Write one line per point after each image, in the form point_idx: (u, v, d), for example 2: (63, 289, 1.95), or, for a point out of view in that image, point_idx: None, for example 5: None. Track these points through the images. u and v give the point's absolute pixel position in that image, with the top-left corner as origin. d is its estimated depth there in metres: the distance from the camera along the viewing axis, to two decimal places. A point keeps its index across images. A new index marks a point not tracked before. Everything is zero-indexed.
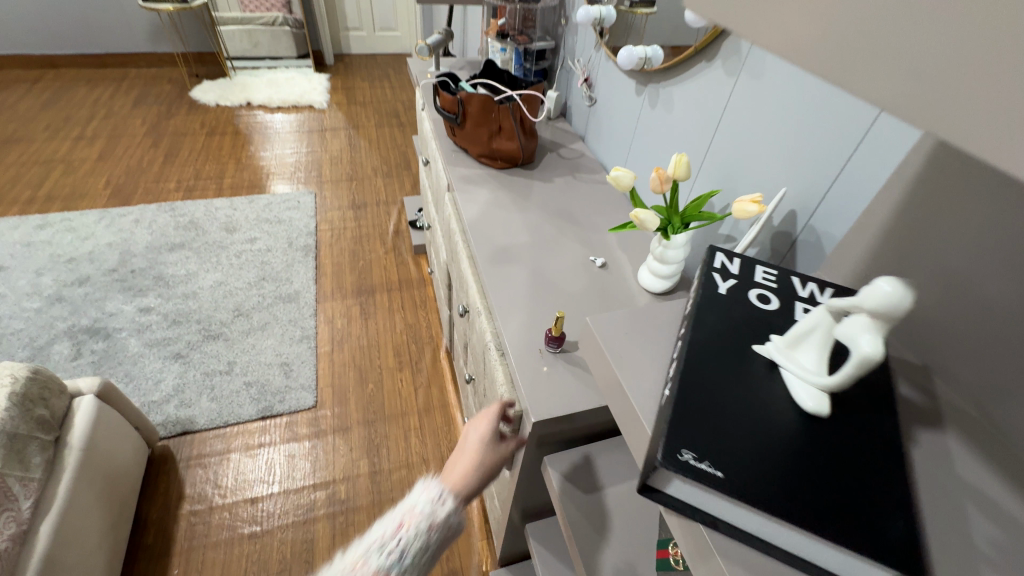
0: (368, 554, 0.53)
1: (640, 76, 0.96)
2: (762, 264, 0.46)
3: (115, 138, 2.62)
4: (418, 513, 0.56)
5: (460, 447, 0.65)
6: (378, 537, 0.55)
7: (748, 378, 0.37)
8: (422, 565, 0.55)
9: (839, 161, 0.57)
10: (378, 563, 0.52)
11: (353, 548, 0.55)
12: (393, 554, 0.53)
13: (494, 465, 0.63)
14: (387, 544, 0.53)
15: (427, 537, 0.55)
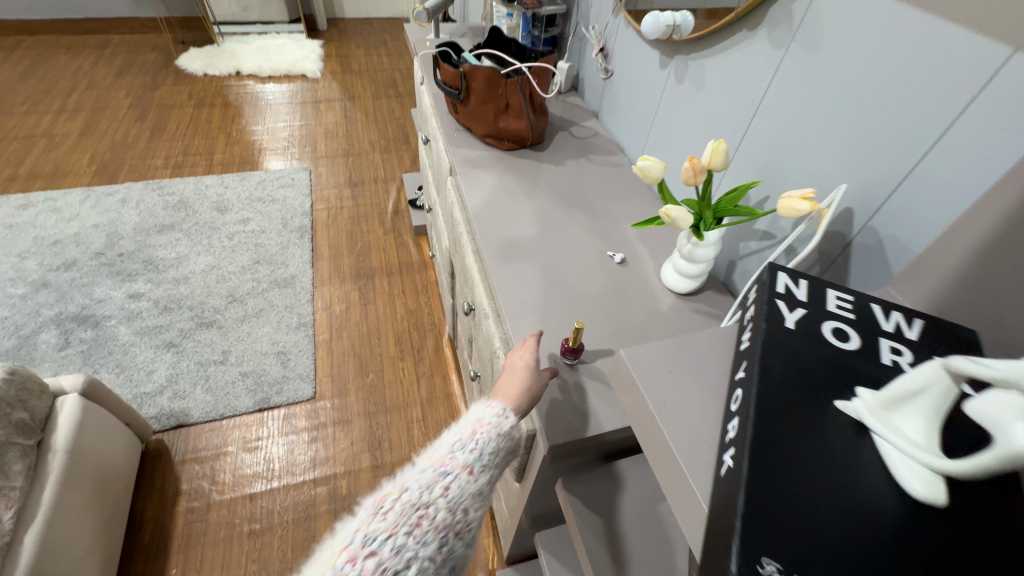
0: (452, 451, 0.53)
1: (666, 47, 0.86)
2: (833, 287, 0.38)
3: (98, 111, 2.49)
4: (490, 416, 0.57)
5: (505, 372, 0.64)
6: (456, 437, 0.55)
7: (833, 446, 0.30)
8: (499, 464, 0.56)
9: (915, 154, 0.49)
10: (465, 456, 0.52)
11: (430, 453, 0.55)
12: (476, 449, 0.53)
13: (542, 389, 0.62)
14: (468, 441, 0.54)
15: (503, 436, 0.56)
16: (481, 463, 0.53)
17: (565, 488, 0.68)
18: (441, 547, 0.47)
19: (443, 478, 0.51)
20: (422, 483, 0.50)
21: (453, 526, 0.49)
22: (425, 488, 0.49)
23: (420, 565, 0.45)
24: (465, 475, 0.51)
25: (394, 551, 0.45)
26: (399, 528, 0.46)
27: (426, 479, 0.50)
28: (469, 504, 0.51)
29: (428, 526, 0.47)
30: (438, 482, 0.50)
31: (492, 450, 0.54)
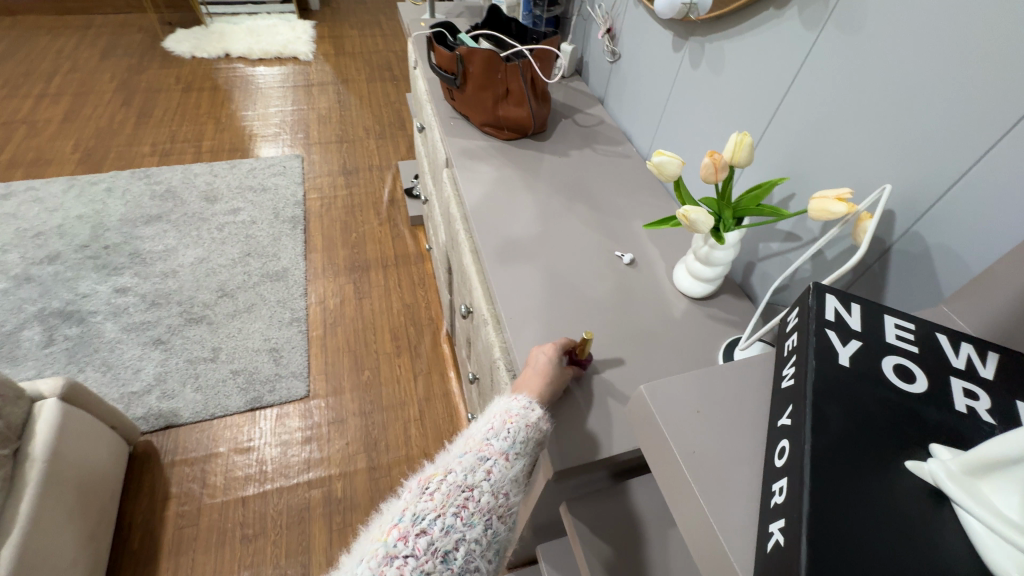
0: (491, 434, 0.51)
1: (680, 27, 0.79)
2: (891, 313, 0.33)
3: (81, 96, 2.40)
4: (525, 400, 0.54)
5: (526, 367, 0.59)
6: (492, 422, 0.53)
7: (907, 519, 0.25)
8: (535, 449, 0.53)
9: (975, 150, 0.43)
10: (506, 439, 0.50)
11: (467, 436, 0.53)
12: (517, 432, 0.51)
13: (564, 383, 0.59)
14: (507, 424, 0.51)
15: (534, 427, 0.52)
16: (522, 448, 0.51)
17: (571, 511, 0.64)
18: (488, 531, 0.45)
19: (484, 462, 0.48)
20: (466, 464, 0.48)
21: (496, 509, 0.47)
22: (469, 470, 0.47)
23: (468, 547, 0.43)
24: (504, 460, 0.49)
25: (443, 532, 0.43)
26: (447, 509, 0.44)
27: (468, 461, 0.48)
28: (510, 488, 0.48)
29: (475, 508, 0.45)
30: (481, 464, 0.48)
31: (533, 433, 0.52)
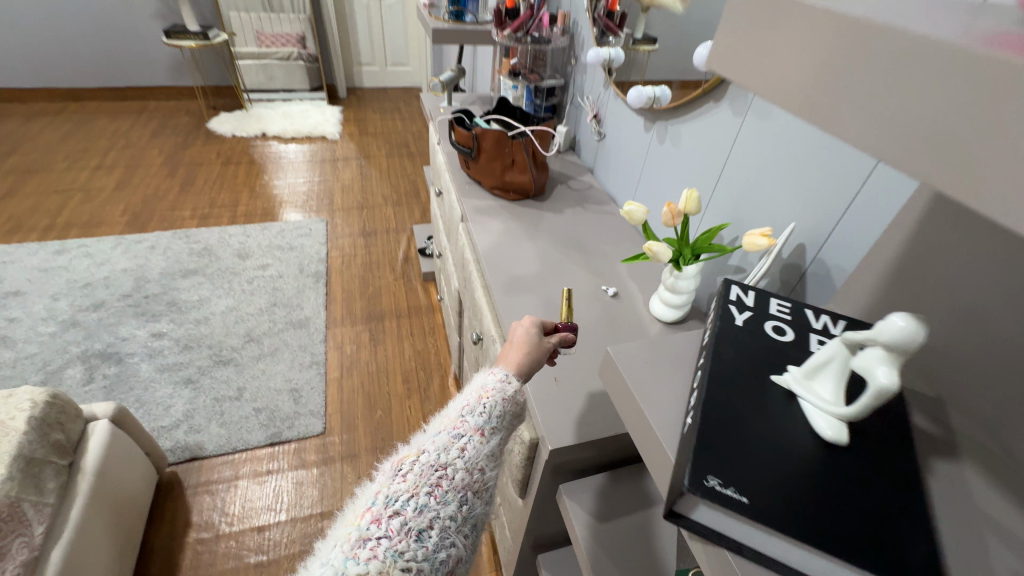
0: (462, 415, 0.56)
1: (648, 113, 1.00)
2: (776, 298, 0.49)
3: (133, 168, 2.69)
4: (494, 382, 0.60)
5: (508, 342, 0.67)
6: (464, 404, 0.58)
7: (767, 406, 0.39)
8: (509, 423, 0.59)
9: (846, 196, 0.60)
10: (475, 420, 0.55)
11: (441, 418, 0.58)
12: (485, 413, 0.56)
13: (539, 356, 0.66)
14: (476, 405, 0.57)
15: (508, 400, 0.59)
16: (492, 426, 0.56)
17: (567, 492, 0.74)
18: (461, 506, 0.50)
19: (458, 441, 0.53)
20: (438, 445, 0.52)
21: (470, 485, 0.52)
22: (442, 450, 0.52)
23: (442, 523, 0.48)
24: (478, 436, 0.54)
25: (417, 511, 0.48)
26: (421, 490, 0.49)
27: (442, 442, 0.53)
28: (484, 464, 0.54)
29: (447, 486, 0.50)
30: (453, 444, 0.53)
31: (501, 411, 0.57)
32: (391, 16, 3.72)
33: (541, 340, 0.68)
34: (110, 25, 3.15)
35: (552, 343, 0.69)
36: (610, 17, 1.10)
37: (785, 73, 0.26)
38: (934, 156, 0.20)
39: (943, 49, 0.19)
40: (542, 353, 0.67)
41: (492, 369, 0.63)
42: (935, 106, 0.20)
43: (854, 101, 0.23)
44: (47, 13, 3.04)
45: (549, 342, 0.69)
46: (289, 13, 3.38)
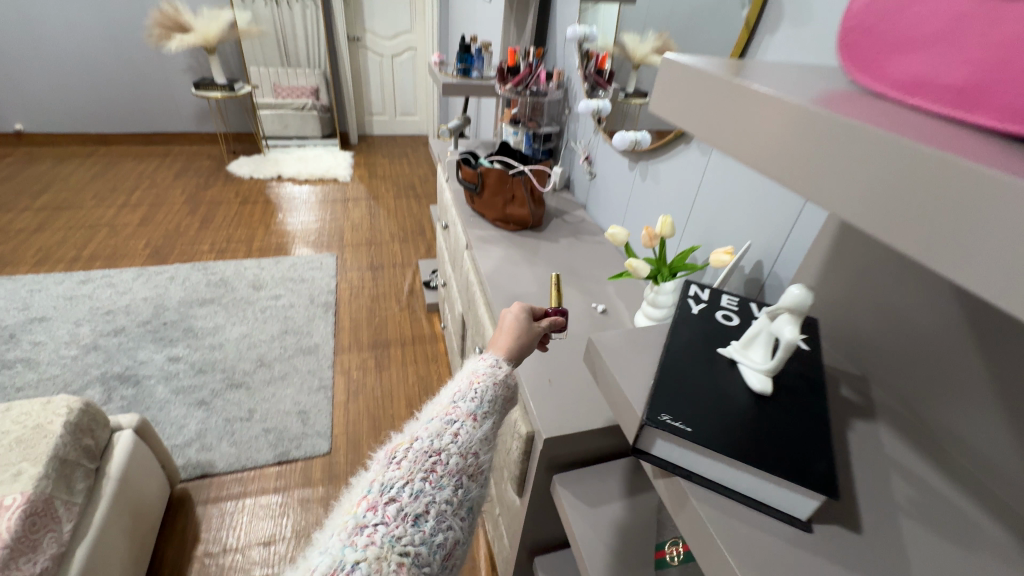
0: (453, 400, 0.51)
1: (632, 155, 1.15)
2: (727, 294, 0.60)
3: (156, 206, 2.86)
4: (484, 366, 0.55)
5: (497, 326, 0.64)
6: (455, 390, 0.53)
7: (711, 369, 0.48)
8: (502, 406, 0.55)
9: (790, 217, 0.72)
10: (467, 404, 0.50)
11: (432, 404, 0.53)
12: (477, 397, 0.51)
13: (530, 341, 0.63)
14: (468, 390, 0.52)
15: (500, 383, 0.54)
16: (485, 409, 0.51)
17: (559, 482, 0.81)
18: (458, 491, 0.46)
19: (451, 425, 0.49)
20: (430, 431, 0.48)
21: (466, 469, 0.48)
22: (435, 436, 0.47)
23: (438, 507, 0.44)
24: (471, 420, 0.49)
25: (412, 496, 0.43)
26: (415, 475, 0.45)
27: (434, 427, 0.48)
28: (479, 447, 0.49)
29: (443, 471, 0.46)
30: (446, 429, 0.48)
31: (493, 395, 0.53)
32: (402, 71, 4.04)
33: (532, 324, 0.65)
34: (143, 78, 3.42)
35: (543, 328, 0.67)
36: (598, 74, 1.26)
37: (762, 143, 0.31)
38: (873, 213, 0.25)
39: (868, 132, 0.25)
40: (533, 337, 0.64)
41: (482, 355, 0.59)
42: (872, 179, 0.25)
43: (810, 169, 0.28)
44: (86, 67, 3.31)
45: (539, 326, 0.66)
46: (306, 68, 3.69)
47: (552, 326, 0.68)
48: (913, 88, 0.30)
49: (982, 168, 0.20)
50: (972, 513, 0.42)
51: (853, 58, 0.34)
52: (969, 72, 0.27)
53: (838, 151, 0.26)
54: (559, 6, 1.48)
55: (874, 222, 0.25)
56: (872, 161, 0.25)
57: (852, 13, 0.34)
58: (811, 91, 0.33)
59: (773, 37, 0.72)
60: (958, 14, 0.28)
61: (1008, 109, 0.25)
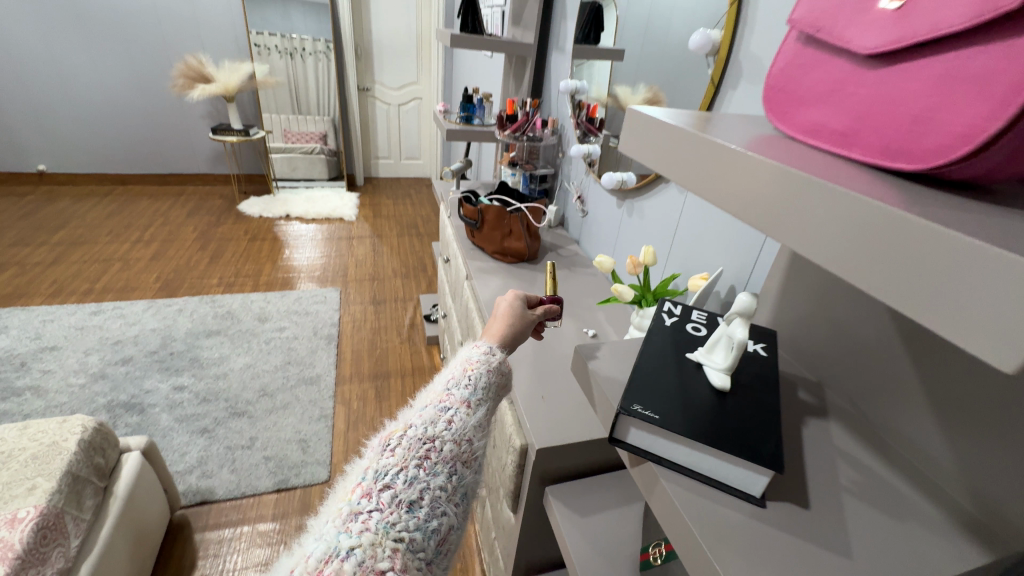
0: (448, 389, 0.57)
1: (619, 193, 1.25)
2: (697, 310, 0.67)
3: (168, 242, 2.97)
4: (479, 354, 0.62)
5: (492, 315, 0.71)
6: (450, 377, 0.59)
7: (680, 369, 0.55)
8: (494, 395, 0.61)
9: (756, 245, 0.80)
10: (461, 393, 0.57)
11: (427, 393, 0.59)
12: (471, 384, 0.58)
13: (523, 329, 0.70)
14: (462, 378, 0.58)
15: (491, 373, 0.61)
16: (478, 397, 0.58)
17: (552, 493, 0.85)
18: (452, 478, 0.51)
19: (445, 413, 0.54)
20: (426, 419, 0.53)
21: (459, 456, 0.53)
22: (429, 424, 0.53)
23: (432, 494, 0.49)
24: (464, 408, 0.55)
25: (406, 483, 0.48)
26: (409, 463, 0.49)
27: (428, 415, 0.54)
28: (472, 434, 0.55)
29: (437, 458, 0.51)
30: (441, 417, 0.54)
31: (486, 381, 0.59)
32: (407, 118, 4.28)
33: (526, 312, 0.72)
34: (163, 124, 3.62)
35: (537, 315, 0.74)
36: (590, 122, 1.39)
37: (742, 196, 0.37)
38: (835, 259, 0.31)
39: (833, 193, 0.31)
40: (527, 323, 0.71)
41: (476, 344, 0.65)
42: (836, 231, 0.31)
43: (783, 219, 0.34)
44: (110, 113, 3.52)
45: (534, 314, 0.73)
46: (316, 116, 3.90)
47: (546, 313, 0.75)
48: (813, 132, 0.38)
49: (941, 229, 0.25)
50: (908, 494, 0.49)
51: (774, 107, 0.42)
52: (849, 119, 0.35)
53: (809, 206, 0.32)
54: (554, 62, 1.64)
55: (840, 265, 0.31)
56: (837, 218, 0.31)
57: (772, 72, 0.43)
58: (742, 138, 0.41)
59: (735, 92, 0.84)
60: (839, 76, 0.36)
61: (872, 146, 0.33)
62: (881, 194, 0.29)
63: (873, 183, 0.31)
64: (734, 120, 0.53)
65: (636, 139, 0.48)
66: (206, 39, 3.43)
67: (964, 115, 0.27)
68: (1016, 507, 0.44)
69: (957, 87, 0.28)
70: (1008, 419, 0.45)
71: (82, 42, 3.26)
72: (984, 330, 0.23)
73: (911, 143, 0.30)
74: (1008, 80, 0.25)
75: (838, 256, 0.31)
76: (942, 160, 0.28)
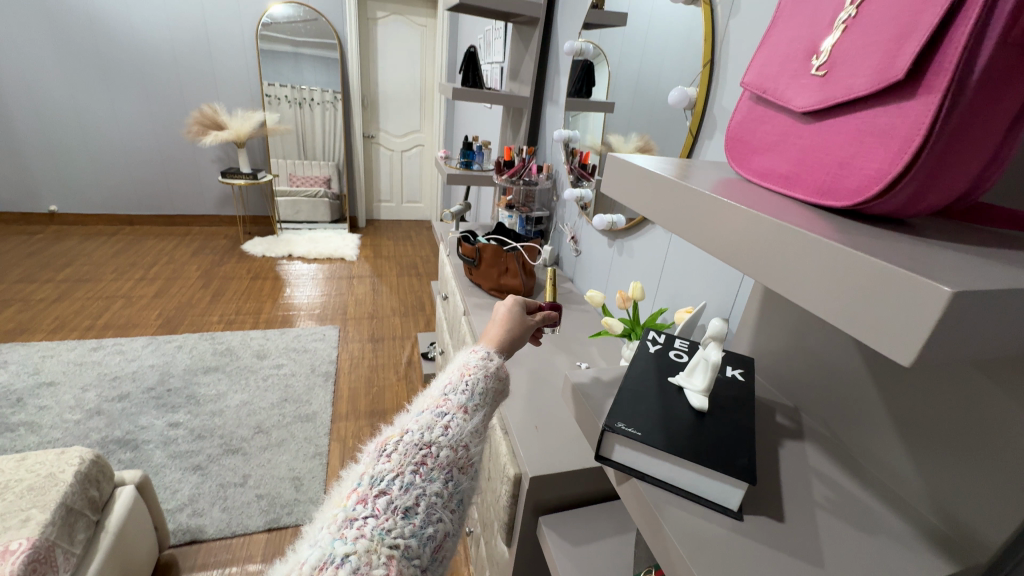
0: (445, 394, 0.61)
1: (610, 233, 1.32)
2: (680, 338, 0.72)
3: (171, 280, 3.03)
4: (476, 359, 0.65)
5: (490, 320, 0.75)
6: (447, 382, 0.63)
7: (662, 391, 0.59)
8: (490, 400, 0.64)
9: (735, 280, 0.86)
10: (458, 397, 0.60)
11: (425, 398, 0.62)
12: (468, 390, 0.61)
13: (520, 334, 0.74)
14: (459, 383, 0.62)
15: (487, 378, 0.64)
16: (475, 402, 0.61)
17: (545, 522, 0.86)
18: (447, 484, 0.54)
19: (441, 418, 0.58)
20: (422, 424, 0.57)
21: (455, 461, 0.56)
22: (426, 429, 0.56)
23: (428, 500, 0.52)
24: (461, 413, 0.59)
25: (402, 489, 0.51)
26: (405, 468, 0.52)
27: (425, 420, 0.57)
28: (468, 439, 0.58)
29: (433, 463, 0.54)
30: (437, 422, 0.57)
31: (483, 386, 0.63)
32: (410, 164, 4.46)
33: (524, 318, 0.76)
34: (174, 167, 3.76)
35: (535, 322, 0.77)
36: (583, 167, 1.48)
37: (700, 227, 0.42)
38: (777, 278, 0.35)
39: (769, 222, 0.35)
40: (525, 328, 0.75)
41: (473, 349, 0.69)
42: (775, 253, 0.35)
43: (733, 246, 0.38)
44: (124, 158, 3.66)
45: (531, 320, 0.77)
46: (321, 161, 4.04)
47: (545, 320, 0.78)
48: (764, 176, 0.44)
49: (849, 248, 0.29)
50: (878, 510, 0.51)
51: (732, 154, 0.48)
52: (791, 166, 0.41)
53: (752, 233, 0.36)
54: (549, 113, 1.76)
55: (783, 283, 0.34)
56: (775, 242, 0.35)
57: (729, 124, 0.49)
58: (707, 180, 0.47)
59: (711, 142, 0.93)
60: (783, 128, 0.42)
61: (810, 188, 0.39)
62: (816, 224, 0.35)
63: (810, 215, 0.37)
64: (704, 165, 0.59)
65: (616, 181, 0.53)
66: (221, 90, 3.63)
67: (874, 161, 0.33)
68: (977, 518, 0.47)
69: (868, 139, 0.34)
70: (957, 434, 0.48)
71: (103, 92, 3.44)
72: (891, 329, 0.27)
73: (838, 184, 0.36)
74: (903, 134, 0.31)
75: (776, 274, 0.35)
76: (861, 198, 0.34)
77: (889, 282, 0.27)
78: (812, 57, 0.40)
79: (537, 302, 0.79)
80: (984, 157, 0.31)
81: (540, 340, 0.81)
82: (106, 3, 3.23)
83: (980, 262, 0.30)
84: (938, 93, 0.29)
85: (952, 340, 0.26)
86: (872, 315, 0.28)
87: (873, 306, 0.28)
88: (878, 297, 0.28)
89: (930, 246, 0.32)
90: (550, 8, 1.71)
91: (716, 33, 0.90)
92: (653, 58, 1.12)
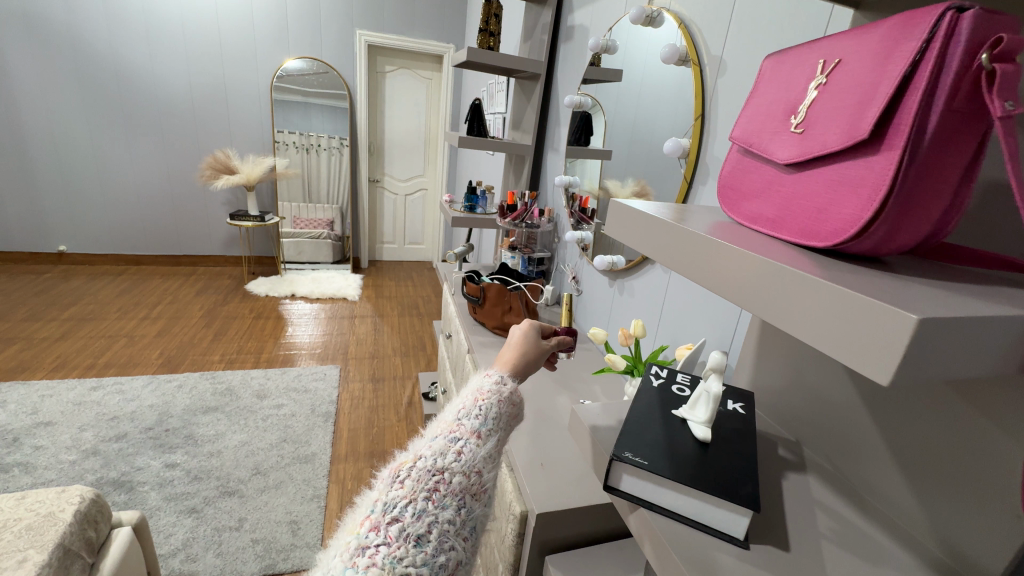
0: (459, 419, 0.63)
1: (611, 274, 1.36)
2: (682, 373, 0.75)
3: (175, 319, 3.05)
4: (490, 383, 0.67)
5: (506, 342, 0.77)
6: (461, 407, 0.64)
7: (666, 424, 0.62)
8: (502, 427, 0.65)
9: (733, 317, 0.89)
10: (472, 422, 0.62)
11: (439, 423, 0.64)
12: (481, 414, 0.63)
13: (535, 359, 0.76)
14: (473, 408, 0.64)
15: (501, 403, 0.66)
16: (488, 428, 0.63)
17: (551, 561, 0.85)
18: (461, 510, 0.56)
19: (455, 444, 0.59)
20: (436, 450, 0.58)
21: (469, 487, 0.57)
22: (439, 455, 0.58)
23: (439, 528, 0.53)
24: (475, 438, 0.61)
25: (414, 517, 0.53)
26: (417, 495, 0.54)
27: (438, 446, 0.59)
28: (481, 464, 0.60)
29: (446, 490, 0.56)
30: (450, 448, 0.59)
31: (497, 410, 0.64)
32: (413, 207, 4.58)
33: (539, 343, 0.79)
34: (183, 209, 3.85)
35: (550, 346, 0.80)
36: (583, 212, 1.56)
37: (697, 268, 0.46)
38: (766, 313, 0.38)
39: (756, 261, 0.39)
40: (540, 352, 0.77)
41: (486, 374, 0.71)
42: (764, 289, 0.38)
43: (726, 284, 0.42)
44: (135, 199, 3.75)
45: (547, 344, 0.79)
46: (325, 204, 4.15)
47: (560, 345, 0.81)
48: (753, 220, 0.47)
49: (826, 284, 0.33)
50: (883, 541, 0.52)
51: (725, 199, 0.52)
52: (777, 210, 0.45)
53: (742, 267, 0.40)
54: (550, 159, 1.84)
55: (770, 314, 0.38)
56: (764, 278, 0.38)
57: (721, 172, 0.53)
58: (701, 224, 0.51)
59: (704, 187, 0.99)
60: (768, 177, 0.47)
61: (795, 230, 0.42)
62: (802, 261, 0.39)
63: (799, 253, 0.40)
64: (698, 211, 0.64)
65: (618, 224, 0.57)
66: (234, 137, 3.79)
67: (848, 208, 0.38)
68: (977, 547, 0.48)
69: (846, 188, 0.38)
70: (948, 460, 0.50)
71: (121, 138, 3.59)
72: (869, 350, 0.30)
73: (818, 225, 0.40)
74: (873, 182, 0.35)
75: (766, 307, 0.38)
76: (840, 240, 0.38)
77: (864, 307, 0.31)
78: (791, 115, 0.45)
79: (553, 327, 0.81)
80: (943, 203, 0.36)
81: (555, 364, 0.83)
82: (130, 57, 3.43)
83: (947, 295, 0.33)
84: (898, 150, 0.34)
85: (921, 363, 0.29)
86: (850, 342, 0.32)
87: (851, 331, 0.31)
88: (853, 320, 0.31)
89: (907, 280, 0.36)
90: (549, 66, 1.83)
91: (706, 91, 0.99)
92: (650, 110, 1.20)
